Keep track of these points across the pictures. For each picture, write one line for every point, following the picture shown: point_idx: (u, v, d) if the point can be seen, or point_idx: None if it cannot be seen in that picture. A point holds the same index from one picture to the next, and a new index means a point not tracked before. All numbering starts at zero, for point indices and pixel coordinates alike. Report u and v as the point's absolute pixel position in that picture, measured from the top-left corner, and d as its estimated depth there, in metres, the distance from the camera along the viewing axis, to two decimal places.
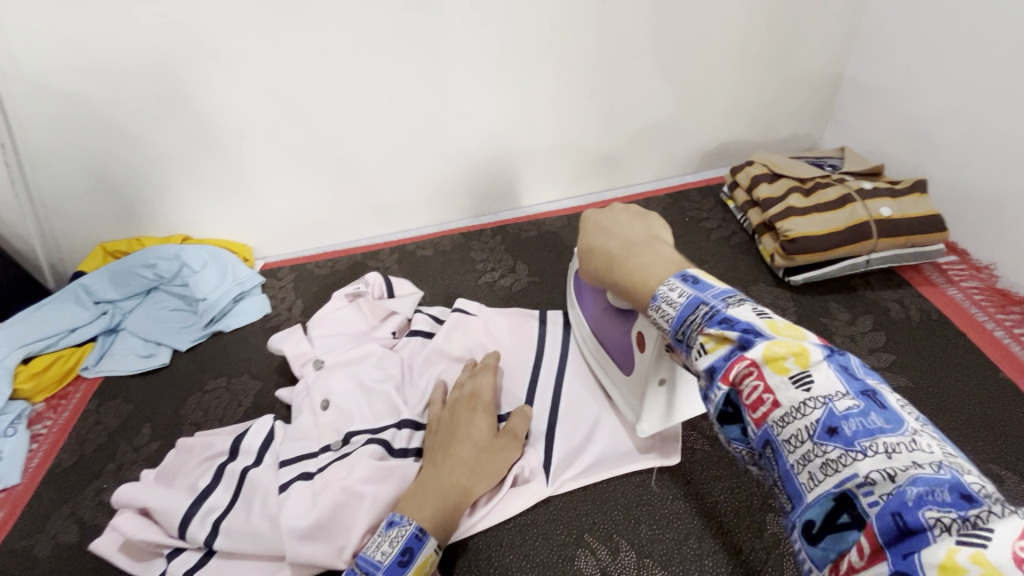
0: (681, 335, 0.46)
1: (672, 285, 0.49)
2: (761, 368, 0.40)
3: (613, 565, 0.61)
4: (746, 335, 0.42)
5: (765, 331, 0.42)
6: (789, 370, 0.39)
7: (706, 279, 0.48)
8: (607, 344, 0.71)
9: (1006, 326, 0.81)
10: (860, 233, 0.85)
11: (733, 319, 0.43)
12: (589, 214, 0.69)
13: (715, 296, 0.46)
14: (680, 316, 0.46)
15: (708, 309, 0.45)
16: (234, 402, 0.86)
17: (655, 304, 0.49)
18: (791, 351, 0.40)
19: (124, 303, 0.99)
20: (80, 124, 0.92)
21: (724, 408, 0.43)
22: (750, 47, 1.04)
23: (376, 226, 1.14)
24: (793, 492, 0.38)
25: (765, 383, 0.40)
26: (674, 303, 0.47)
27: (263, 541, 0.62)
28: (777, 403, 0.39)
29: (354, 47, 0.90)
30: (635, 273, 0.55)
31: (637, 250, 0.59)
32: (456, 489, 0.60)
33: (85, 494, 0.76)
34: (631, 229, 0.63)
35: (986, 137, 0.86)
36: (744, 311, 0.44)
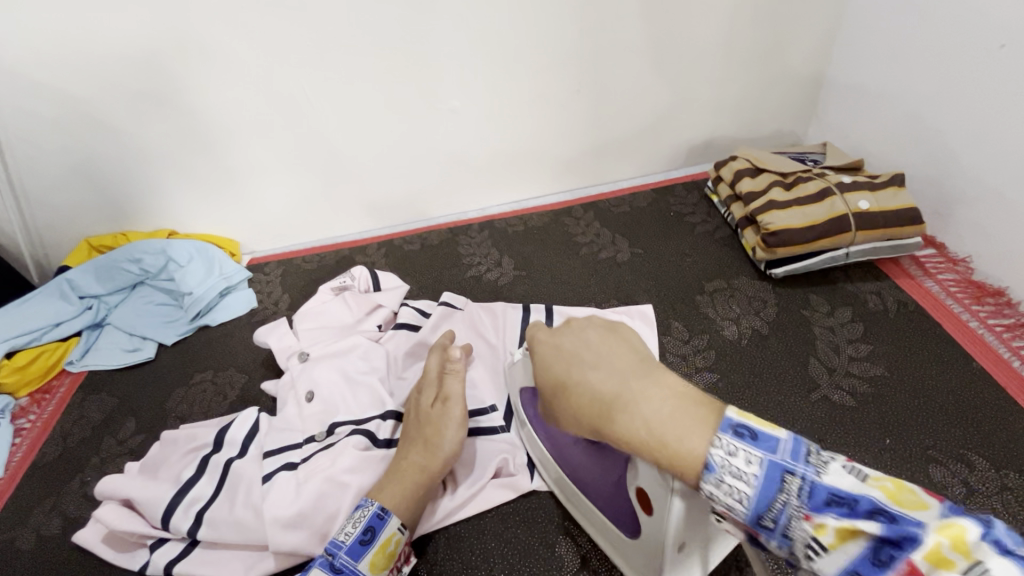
0: (766, 520, 0.38)
1: (723, 442, 0.40)
2: (924, 568, 0.32)
3: (592, 551, 0.62)
4: (876, 522, 0.34)
5: (892, 509, 0.34)
6: (958, 568, 0.31)
7: (761, 428, 0.40)
8: (588, 490, 0.60)
9: (981, 316, 0.83)
10: (840, 226, 0.86)
11: (842, 496, 0.36)
12: (542, 338, 0.58)
13: (789, 456, 0.38)
14: (761, 494, 0.38)
15: (800, 482, 0.37)
16: (219, 395, 0.86)
17: (711, 477, 0.39)
18: (947, 537, 0.32)
19: (109, 298, 0.98)
20: (62, 117, 0.91)
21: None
22: (734, 43, 1.05)
23: (363, 221, 1.14)
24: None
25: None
26: (746, 475, 0.38)
27: (246, 531, 0.62)
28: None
29: (339, 40, 0.90)
30: (650, 428, 0.43)
31: (635, 392, 0.45)
32: (411, 468, 0.62)
33: (69, 486, 0.76)
34: (613, 356, 0.51)
35: (962, 131, 0.88)
36: (850, 484, 0.36)
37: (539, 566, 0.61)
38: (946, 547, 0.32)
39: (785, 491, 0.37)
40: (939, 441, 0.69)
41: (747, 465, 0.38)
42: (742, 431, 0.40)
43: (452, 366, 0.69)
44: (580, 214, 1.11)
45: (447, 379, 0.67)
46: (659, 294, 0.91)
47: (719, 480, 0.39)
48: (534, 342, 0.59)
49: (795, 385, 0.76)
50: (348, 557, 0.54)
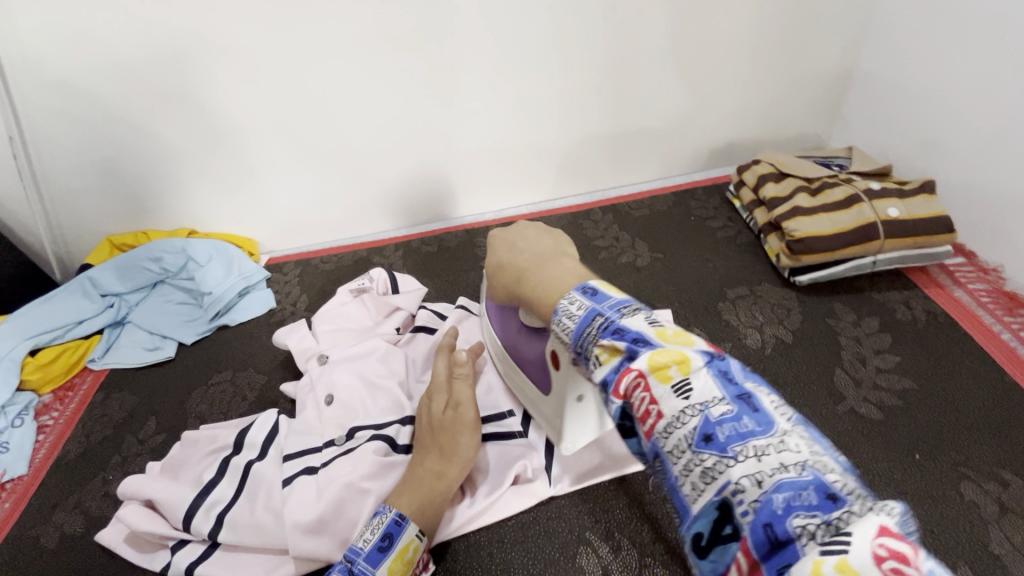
0: (580, 350, 0.43)
1: (571, 297, 0.46)
2: (648, 378, 0.37)
3: (614, 563, 0.61)
4: (632, 347, 0.39)
5: (654, 340, 0.39)
6: (671, 380, 0.37)
7: (605, 289, 0.45)
8: (523, 364, 0.69)
9: (1013, 328, 0.81)
10: (868, 233, 0.84)
11: (625, 329, 0.40)
12: (497, 233, 0.65)
13: (609, 307, 0.43)
14: (578, 329, 0.43)
15: (603, 320, 0.42)
16: (239, 395, 0.86)
17: (558, 318, 0.45)
18: (674, 360, 0.37)
19: (130, 296, 0.99)
20: (87, 117, 0.92)
21: (620, 420, 0.40)
22: (758, 45, 1.03)
23: (382, 222, 1.14)
24: (680, 509, 0.35)
25: (652, 393, 0.37)
26: (574, 316, 0.44)
27: (266, 535, 0.62)
28: (662, 415, 0.36)
29: (360, 41, 0.90)
30: (540, 285, 0.51)
31: (546, 265, 0.54)
32: (429, 476, 0.61)
33: (91, 485, 0.77)
34: (540, 245, 0.59)
35: (996, 136, 0.86)
36: (634, 321, 0.41)
37: None
38: (671, 367, 0.37)
39: (592, 327, 0.42)
40: (971, 457, 0.67)
41: (577, 310, 0.44)
42: (589, 291, 0.45)
43: (459, 369, 0.68)
44: (598, 217, 1.10)
45: (457, 383, 0.66)
46: (680, 300, 0.90)
47: (559, 321, 0.45)
48: (491, 237, 0.65)
49: (820, 396, 0.75)
50: (366, 564, 0.54)
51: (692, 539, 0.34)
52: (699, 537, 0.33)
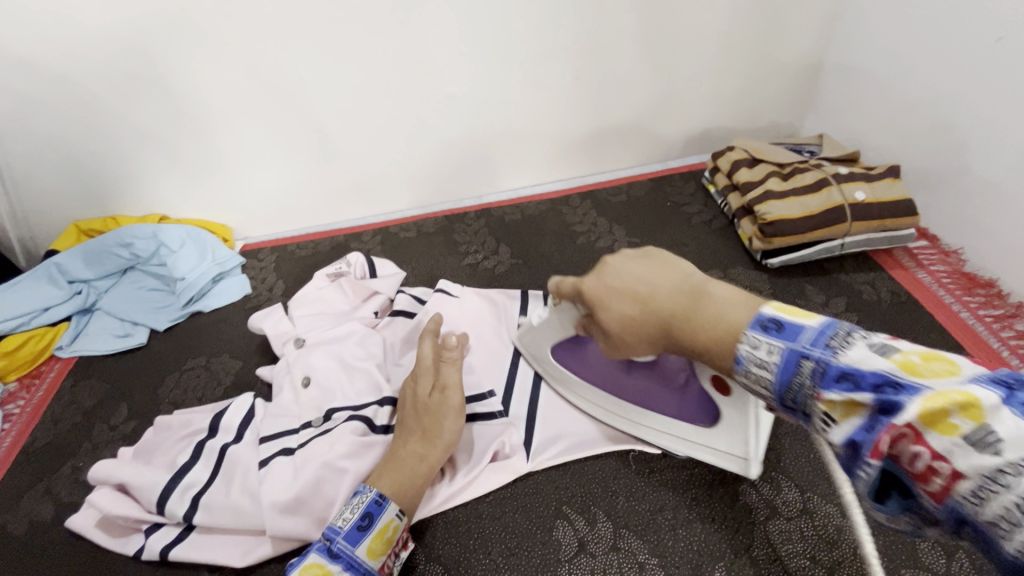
0: (791, 401, 0.41)
1: (755, 340, 0.42)
2: (919, 431, 0.33)
3: (590, 535, 0.62)
4: (881, 395, 0.35)
5: (907, 380, 0.35)
6: (960, 432, 0.32)
7: (789, 318, 0.42)
8: (656, 403, 0.65)
9: (972, 306, 0.84)
10: (835, 216, 0.87)
11: (855, 372, 0.36)
12: (592, 285, 0.57)
13: (811, 343, 0.40)
14: (780, 377, 0.40)
15: (813, 364, 0.39)
16: (214, 381, 0.85)
17: (741, 368, 0.43)
18: (949, 401, 0.32)
19: (99, 283, 0.97)
20: (51, 98, 0.89)
21: (881, 481, 0.36)
22: (733, 34, 1.05)
23: (359, 208, 1.13)
24: (1022, 568, 0.31)
25: (929, 448, 0.33)
26: (767, 363, 0.41)
27: (243, 516, 0.62)
28: (961, 476, 0.32)
29: (336, 23, 0.88)
30: (714, 328, 0.46)
31: (700, 298, 0.48)
32: (412, 457, 0.62)
33: (61, 471, 0.75)
34: (664, 280, 0.52)
35: (957, 124, 0.89)
36: (864, 358, 0.37)
37: (538, 549, 0.62)
38: (953, 413, 0.32)
39: (801, 373, 0.39)
40: None
41: (768, 354, 0.41)
42: (770, 324, 0.42)
43: (448, 354, 0.68)
44: (576, 203, 1.11)
45: (444, 367, 0.67)
46: None
47: (747, 371, 0.43)
48: (584, 290, 0.58)
49: None
50: (346, 542, 0.54)
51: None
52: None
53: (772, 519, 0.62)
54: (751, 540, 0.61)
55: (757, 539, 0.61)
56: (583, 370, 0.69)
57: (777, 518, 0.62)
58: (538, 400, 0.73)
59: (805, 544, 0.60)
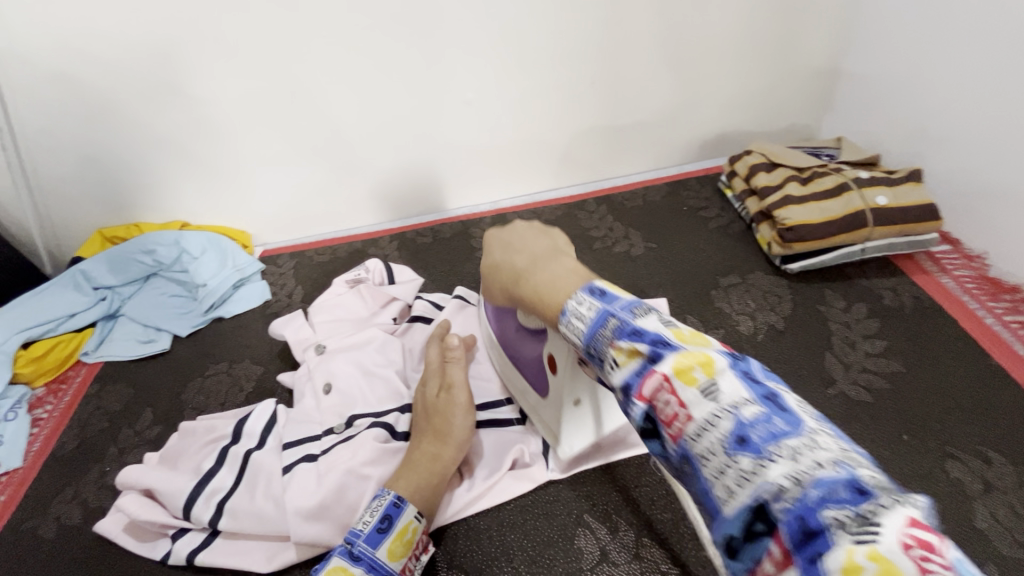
0: (592, 351, 0.41)
1: (580, 297, 0.43)
2: (672, 381, 0.34)
3: (612, 544, 0.62)
4: (654, 348, 0.36)
5: (675, 342, 0.36)
6: (699, 383, 0.34)
7: (613, 290, 0.43)
8: (519, 361, 0.70)
9: (997, 312, 0.83)
10: (857, 221, 0.86)
11: (643, 330, 0.38)
12: (495, 233, 0.64)
13: (621, 306, 0.40)
14: (591, 331, 0.41)
15: (616, 321, 0.39)
16: (236, 387, 0.86)
17: (565, 320, 0.43)
18: (698, 361, 0.35)
19: (123, 289, 0.99)
20: (77, 107, 0.91)
21: (642, 426, 0.36)
22: (750, 38, 1.04)
23: (376, 214, 1.14)
24: (712, 512, 0.32)
25: (678, 397, 0.34)
26: (585, 318, 0.42)
27: (267, 522, 0.63)
28: (692, 418, 0.33)
29: (354, 32, 0.89)
30: (536, 289, 0.49)
31: (542, 265, 0.52)
32: (425, 458, 0.63)
33: (88, 476, 0.77)
34: (534, 244, 0.57)
35: (979, 127, 0.87)
36: (650, 323, 0.38)
37: (560, 557, 0.62)
38: (695, 368, 0.34)
39: (607, 328, 0.40)
40: (955, 437, 0.69)
41: (586, 310, 0.42)
42: (597, 291, 0.43)
43: (451, 354, 0.69)
44: (592, 208, 1.11)
45: (449, 367, 0.68)
46: (674, 289, 0.91)
47: (568, 323, 0.43)
48: (487, 238, 0.64)
49: (810, 379, 0.76)
50: (366, 544, 0.55)
51: (724, 538, 0.31)
52: (732, 540, 0.30)
53: None
54: None
55: None
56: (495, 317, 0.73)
57: None
58: None
59: None
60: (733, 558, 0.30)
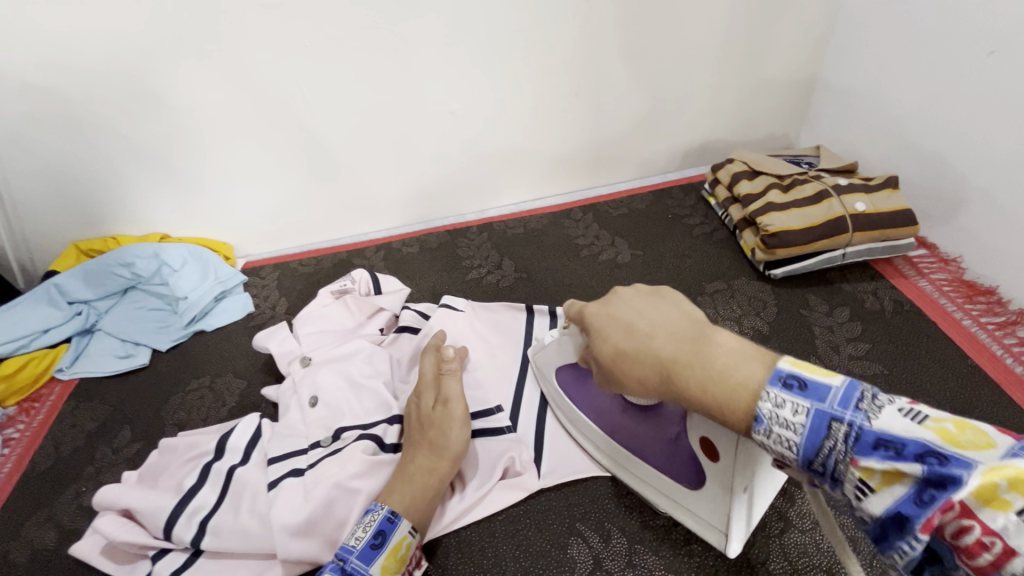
0: (815, 464, 0.40)
1: (773, 393, 0.41)
2: (971, 508, 0.33)
3: (605, 552, 0.62)
4: (926, 464, 0.35)
5: (949, 450, 0.35)
6: (1013, 507, 0.32)
7: (811, 377, 0.41)
8: (646, 453, 0.62)
9: (973, 314, 0.86)
10: (837, 227, 0.88)
11: (896, 442, 0.36)
12: (594, 314, 0.59)
13: (841, 406, 0.39)
14: (808, 440, 0.39)
15: (847, 429, 0.38)
16: (218, 401, 0.84)
17: (762, 427, 0.41)
18: (1000, 476, 0.33)
19: (99, 303, 0.96)
20: (52, 117, 0.88)
21: (923, 553, 0.37)
22: (730, 48, 1.06)
23: (362, 224, 1.13)
24: None
25: (982, 525, 0.33)
26: (791, 424, 0.40)
27: (252, 539, 0.61)
28: (1010, 551, 0.32)
29: (339, 40, 0.89)
30: (713, 374, 0.45)
31: (700, 345, 0.48)
32: (421, 471, 0.61)
33: (62, 497, 0.74)
34: (668, 320, 0.52)
35: (952, 133, 0.90)
36: (899, 426, 0.37)
37: (552, 567, 0.61)
38: (1003, 488, 0.33)
39: (831, 437, 0.39)
40: None
41: (793, 414, 0.40)
42: (792, 382, 0.41)
43: (448, 367, 0.69)
44: (578, 217, 1.11)
45: (445, 380, 0.68)
46: None
47: (767, 430, 0.41)
48: (589, 317, 0.60)
49: None
50: (360, 561, 0.53)
51: None
52: None
53: (786, 532, 0.62)
54: (766, 555, 0.61)
55: (772, 553, 0.61)
56: (585, 402, 0.67)
57: (791, 531, 0.62)
58: (546, 419, 0.72)
59: (819, 556, 0.60)
60: None
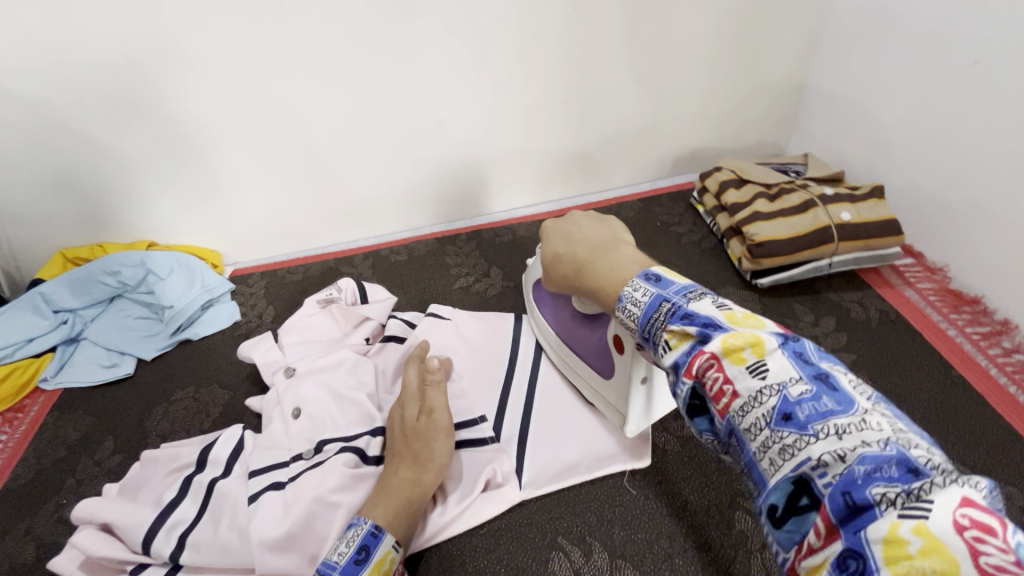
0: (647, 335, 0.45)
1: (636, 284, 0.48)
2: (721, 360, 0.38)
3: (586, 567, 0.61)
4: (704, 330, 0.40)
5: (725, 323, 0.40)
6: (747, 361, 0.37)
7: (669, 275, 0.47)
8: (580, 351, 0.72)
9: (959, 324, 0.86)
10: (823, 236, 0.88)
11: (694, 313, 0.42)
12: (552, 225, 0.69)
13: (675, 292, 0.44)
14: (645, 315, 0.45)
15: (669, 306, 0.43)
16: (202, 412, 0.84)
17: (622, 304, 0.48)
18: (748, 341, 0.38)
19: (85, 312, 0.95)
20: (37, 126, 0.88)
21: (692, 402, 0.41)
22: (718, 56, 1.07)
23: (350, 232, 1.13)
24: (756, 477, 0.37)
25: (724, 373, 0.38)
26: (639, 303, 0.46)
27: (231, 555, 0.61)
28: (737, 394, 0.37)
29: (325, 48, 0.89)
30: (606, 270, 0.54)
31: (609, 251, 0.56)
32: (404, 484, 0.61)
33: (42, 510, 0.73)
34: (593, 233, 0.63)
35: (938, 143, 0.90)
36: (704, 305, 0.42)
37: None
38: (746, 348, 0.38)
39: (659, 313, 0.44)
40: None
41: (642, 295, 0.46)
42: (652, 277, 0.47)
43: (432, 379, 0.70)
44: None
45: (429, 391, 0.68)
46: None
47: (623, 307, 0.48)
48: (544, 230, 0.69)
49: None
50: None
51: (766, 507, 0.35)
52: (773, 507, 0.35)
53: (767, 546, 0.62)
54: (747, 569, 0.60)
55: (753, 567, 0.61)
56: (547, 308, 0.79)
57: (773, 545, 0.62)
58: (530, 431, 0.72)
59: None
60: (776, 526, 0.35)
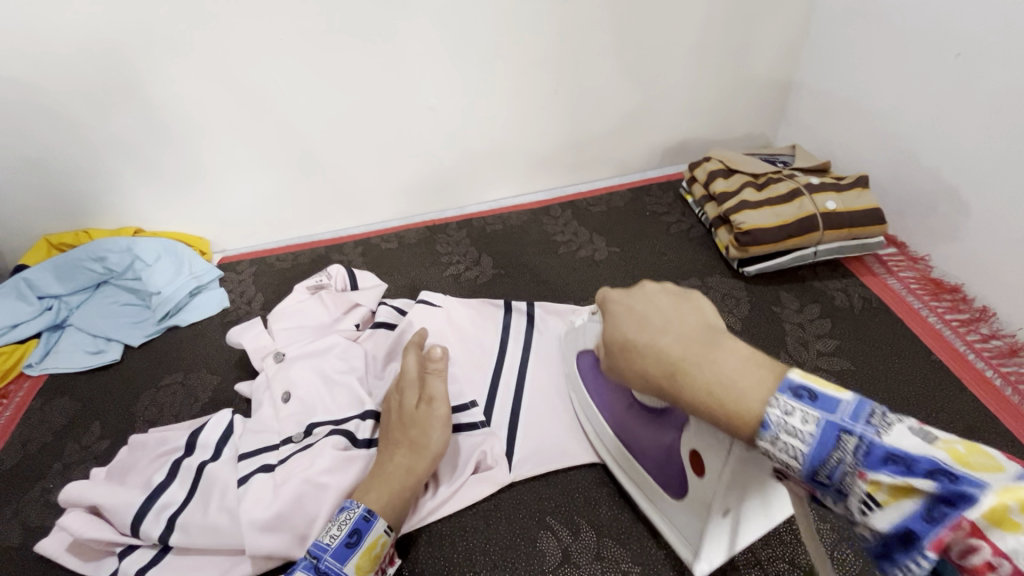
0: (823, 477, 0.36)
1: (783, 400, 0.38)
2: (978, 525, 0.30)
3: (574, 545, 0.63)
4: (934, 481, 0.32)
5: (958, 469, 0.32)
6: (1022, 527, 0.30)
7: (822, 389, 0.38)
8: (638, 450, 0.62)
9: (939, 311, 0.88)
10: (809, 225, 0.89)
11: (905, 457, 0.33)
12: (618, 301, 0.53)
13: (847, 416, 0.36)
14: (816, 451, 0.36)
15: (857, 441, 0.35)
16: (191, 397, 0.84)
17: (771, 436, 0.38)
18: (1011, 496, 0.30)
19: (70, 298, 0.94)
20: (19, 111, 0.87)
21: None
22: (708, 48, 1.07)
23: (340, 219, 1.13)
24: None
25: (991, 544, 0.30)
26: (801, 433, 0.37)
27: (221, 536, 0.61)
28: (1022, 573, 0.29)
29: (313, 34, 0.88)
30: (718, 390, 0.41)
31: (709, 352, 0.43)
32: (399, 471, 0.61)
33: (29, 495, 0.73)
34: (682, 321, 0.47)
35: (921, 135, 0.92)
36: (910, 442, 0.34)
37: (522, 561, 0.62)
38: (1013, 508, 0.30)
39: (841, 449, 0.36)
40: None
41: (803, 424, 0.37)
42: (803, 392, 0.38)
43: (433, 366, 0.69)
44: (557, 214, 1.12)
45: (430, 379, 0.67)
46: None
47: (774, 438, 0.38)
48: (608, 305, 0.54)
49: None
50: (334, 560, 0.53)
51: None
52: None
53: None
54: None
55: (737, 544, 0.62)
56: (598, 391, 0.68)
57: None
58: (520, 415, 0.72)
59: (782, 547, 0.62)
60: None
